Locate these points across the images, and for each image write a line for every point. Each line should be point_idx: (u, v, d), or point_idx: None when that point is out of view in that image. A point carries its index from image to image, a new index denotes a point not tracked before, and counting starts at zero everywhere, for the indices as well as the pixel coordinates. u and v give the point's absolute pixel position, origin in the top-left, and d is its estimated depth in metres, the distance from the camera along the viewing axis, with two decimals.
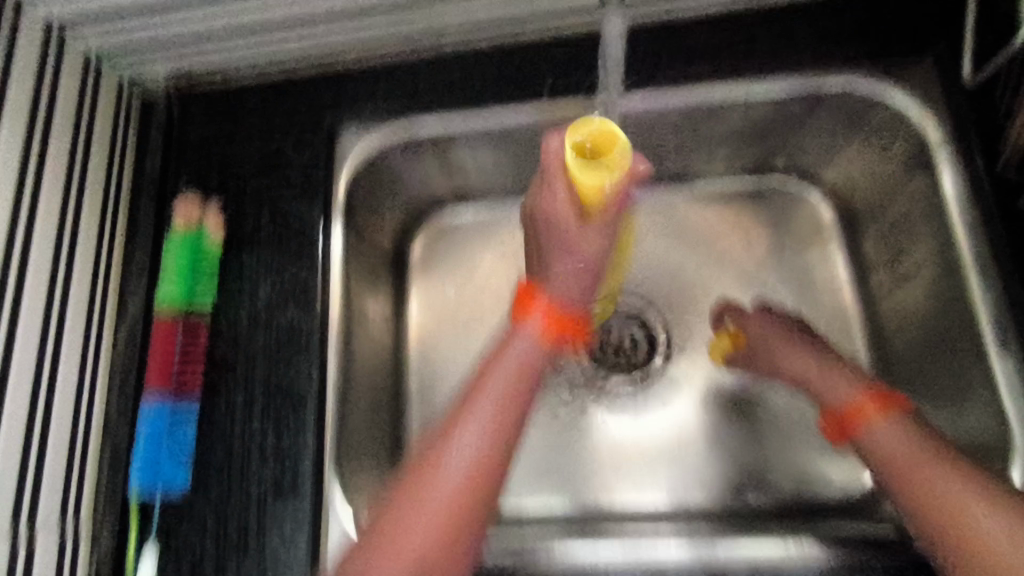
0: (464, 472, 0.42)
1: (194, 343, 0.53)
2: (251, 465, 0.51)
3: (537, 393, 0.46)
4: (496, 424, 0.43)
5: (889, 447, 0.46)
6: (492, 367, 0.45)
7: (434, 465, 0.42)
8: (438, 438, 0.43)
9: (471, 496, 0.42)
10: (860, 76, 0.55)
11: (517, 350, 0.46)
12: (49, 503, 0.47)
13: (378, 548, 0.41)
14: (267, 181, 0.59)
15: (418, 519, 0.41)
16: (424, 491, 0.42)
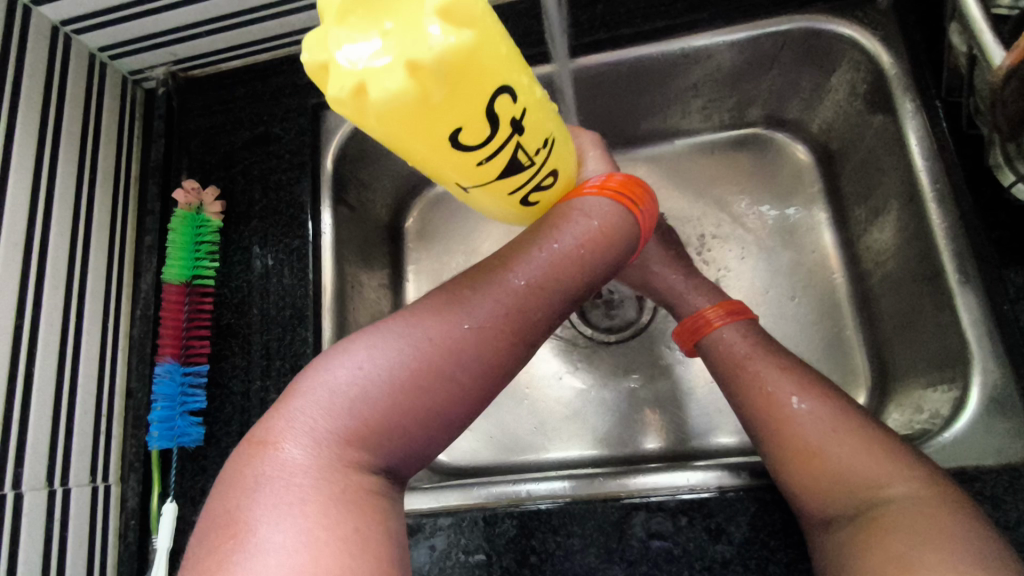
0: (462, 340, 0.37)
1: (201, 310, 0.58)
2: (256, 418, 0.55)
3: (573, 278, 0.40)
4: (518, 298, 0.38)
5: (731, 354, 0.49)
6: (527, 244, 0.40)
7: (438, 321, 0.38)
8: (451, 298, 0.39)
9: (466, 370, 0.37)
10: (817, 16, 0.56)
11: (588, 217, 0.40)
12: (81, 455, 0.53)
13: (328, 410, 0.35)
14: (260, 160, 0.63)
15: (392, 381, 0.36)
16: (418, 347, 0.37)
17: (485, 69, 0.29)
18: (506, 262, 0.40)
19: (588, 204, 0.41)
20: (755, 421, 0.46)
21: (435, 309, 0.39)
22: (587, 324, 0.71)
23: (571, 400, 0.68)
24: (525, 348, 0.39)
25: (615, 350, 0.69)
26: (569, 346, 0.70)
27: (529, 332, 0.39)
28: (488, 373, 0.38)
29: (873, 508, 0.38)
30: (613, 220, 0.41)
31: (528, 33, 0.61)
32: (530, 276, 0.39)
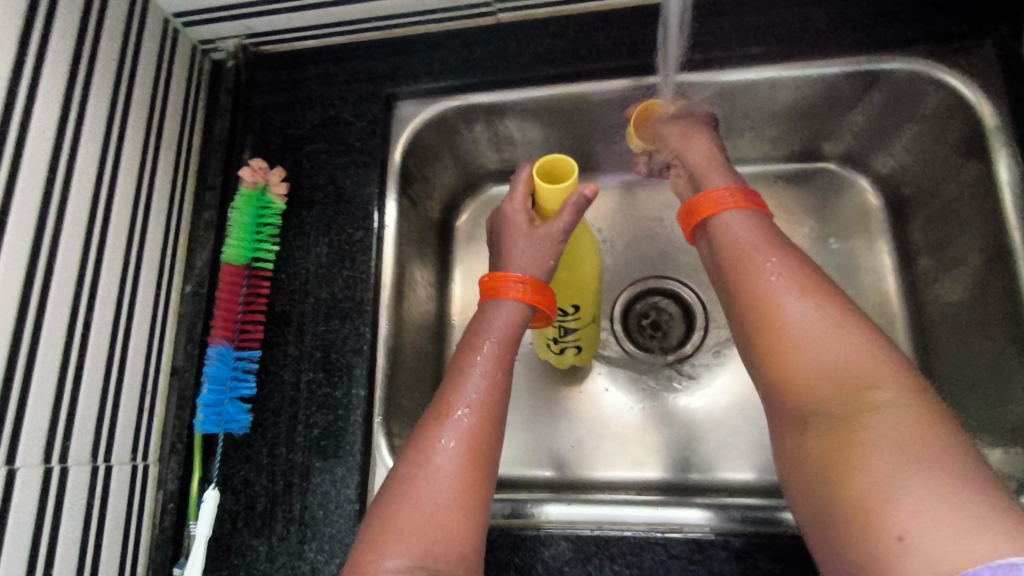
0: (455, 453, 0.41)
1: (257, 294, 0.57)
2: (305, 410, 0.54)
3: (510, 374, 0.47)
4: (479, 406, 0.44)
5: (731, 243, 0.46)
6: (463, 377, 0.45)
7: (422, 457, 0.41)
8: (422, 442, 0.42)
9: (470, 473, 0.41)
10: (916, 59, 0.55)
11: (494, 319, 0.48)
12: (124, 433, 0.51)
13: (387, 551, 0.38)
14: (326, 145, 0.62)
15: (415, 518, 0.39)
16: (416, 475, 0.40)
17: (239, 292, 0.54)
18: (453, 390, 0.45)
19: (497, 313, 0.48)
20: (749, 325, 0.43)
21: (416, 454, 0.42)
22: (635, 343, 0.70)
23: (604, 420, 0.67)
24: (504, 421, 0.45)
25: (663, 374, 0.68)
26: (616, 364, 0.69)
27: (502, 416, 0.45)
28: (485, 457, 0.42)
29: (860, 414, 0.36)
30: (518, 318, 0.49)
31: (616, 44, 0.59)
32: (480, 384, 0.45)
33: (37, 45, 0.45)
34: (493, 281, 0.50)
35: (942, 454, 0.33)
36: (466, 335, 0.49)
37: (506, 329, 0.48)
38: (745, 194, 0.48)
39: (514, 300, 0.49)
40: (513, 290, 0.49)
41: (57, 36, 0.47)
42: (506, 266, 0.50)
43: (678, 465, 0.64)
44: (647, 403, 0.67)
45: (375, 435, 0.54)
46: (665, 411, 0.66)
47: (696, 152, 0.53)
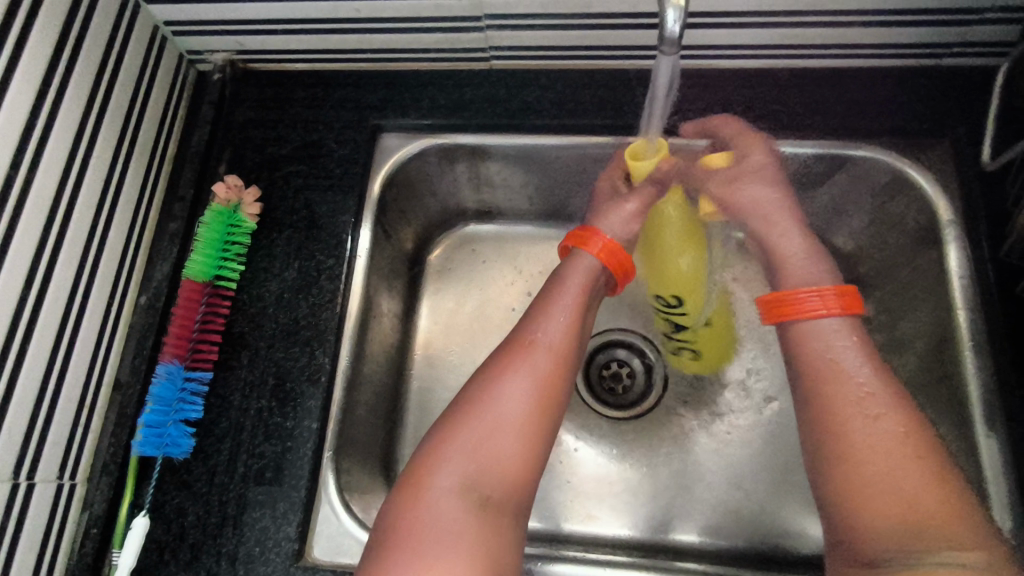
0: (521, 396, 0.45)
1: (216, 313, 0.55)
2: (252, 439, 0.52)
3: (584, 323, 0.51)
4: (553, 358, 0.47)
5: (829, 358, 0.44)
6: (539, 327, 0.48)
7: (490, 389, 0.45)
8: (492, 376, 0.46)
9: (535, 413, 0.44)
10: (880, 150, 0.58)
11: (569, 277, 0.51)
12: (54, 448, 0.48)
13: (443, 467, 0.42)
14: (306, 169, 0.61)
15: (480, 442, 0.43)
16: (484, 406, 0.44)
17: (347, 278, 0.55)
18: (525, 339, 0.48)
19: (568, 274, 0.52)
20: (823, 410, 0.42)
21: (490, 380, 0.45)
22: (595, 395, 0.70)
23: (558, 469, 0.66)
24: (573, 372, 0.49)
25: (619, 428, 0.68)
26: (574, 414, 0.69)
27: (571, 364, 0.48)
28: (553, 400, 0.46)
29: (901, 463, 0.39)
30: (589, 276, 0.52)
31: (602, 103, 0.61)
32: (558, 330, 0.48)
33: (15, 39, 0.44)
34: (583, 237, 0.53)
35: (972, 535, 0.37)
36: (544, 287, 0.52)
37: (584, 283, 0.51)
38: (843, 294, 0.46)
39: (586, 257, 0.52)
40: (597, 248, 0.52)
41: (39, 32, 0.46)
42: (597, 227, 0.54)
43: (627, 522, 0.64)
44: (602, 456, 0.67)
45: (322, 470, 0.52)
46: (620, 467, 0.66)
47: (759, 194, 0.51)
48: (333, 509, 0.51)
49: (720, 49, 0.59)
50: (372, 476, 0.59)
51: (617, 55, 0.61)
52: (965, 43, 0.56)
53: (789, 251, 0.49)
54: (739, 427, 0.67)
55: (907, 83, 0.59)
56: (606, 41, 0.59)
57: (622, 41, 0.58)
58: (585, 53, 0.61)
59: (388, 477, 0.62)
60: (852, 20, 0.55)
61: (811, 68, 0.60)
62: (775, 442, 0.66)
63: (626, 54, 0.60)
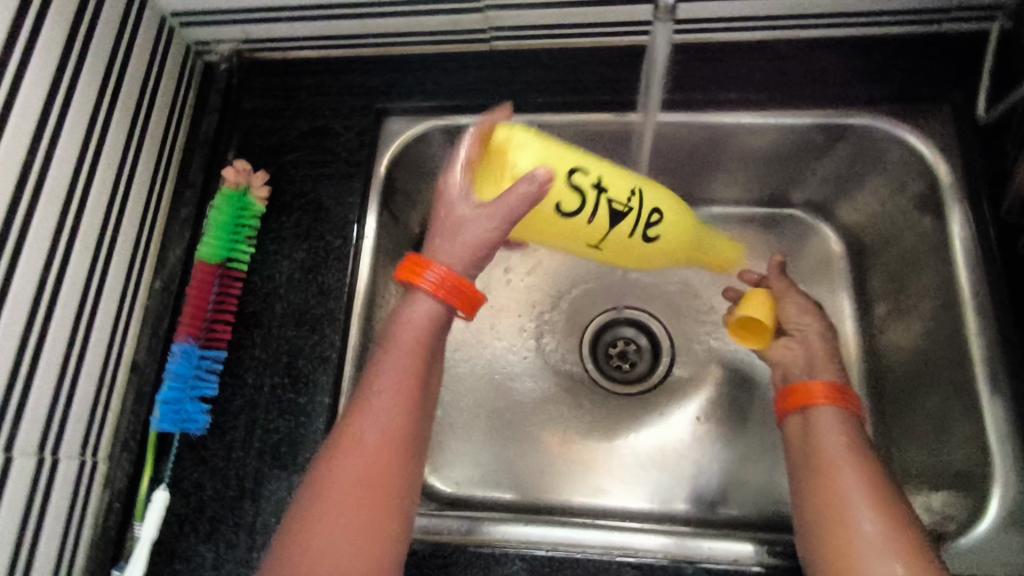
0: (350, 485, 0.41)
1: (228, 293, 0.56)
2: (267, 415, 0.53)
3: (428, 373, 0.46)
4: (382, 430, 0.43)
5: (831, 441, 0.49)
6: (369, 395, 0.44)
7: (321, 484, 0.42)
8: (323, 466, 0.42)
9: (366, 504, 0.41)
10: (878, 116, 0.59)
11: (411, 319, 0.46)
12: (76, 425, 0.50)
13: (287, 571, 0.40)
14: (312, 154, 0.62)
15: (314, 542, 0.40)
16: (315, 505, 0.41)
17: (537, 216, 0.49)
18: (355, 414, 0.44)
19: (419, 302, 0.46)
20: (812, 501, 0.47)
21: (319, 472, 0.42)
22: (602, 373, 0.71)
23: (564, 445, 0.67)
24: (416, 438, 0.44)
25: (626, 403, 0.69)
26: (581, 390, 0.69)
27: (412, 429, 0.44)
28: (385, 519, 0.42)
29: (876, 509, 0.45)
30: (434, 318, 0.46)
31: (602, 80, 0.62)
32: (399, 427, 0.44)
33: (30, 28, 0.45)
34: (412, 265, 0.46)
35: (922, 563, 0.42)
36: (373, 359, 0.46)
37: (423, 334, 0.46)
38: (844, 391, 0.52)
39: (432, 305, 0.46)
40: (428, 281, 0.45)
41: (51, 22, 0.47)
42: (437, 251, 0.46)
43: (637, 494, 0.64)
44: (609, 431, 0.68)
45: None
46: (627, 441, 0.67)
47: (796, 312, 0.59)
48: None
49: (718, 22, 0.60)
50: None
51: (616, 31, 0.61)
52: (961, 7, 0.56)
53: (800, 349, 0.57)
54: (745, 398, 0.67)
55: (906, 50, 0.59)
56: (605, 17, 0.59)
57: (621, 16, 0.59)
58: (584, 31, 0.61)
59: None
60: None
61: (809, 39, 0.61)
62: None
63: (625, 29, 0.61)
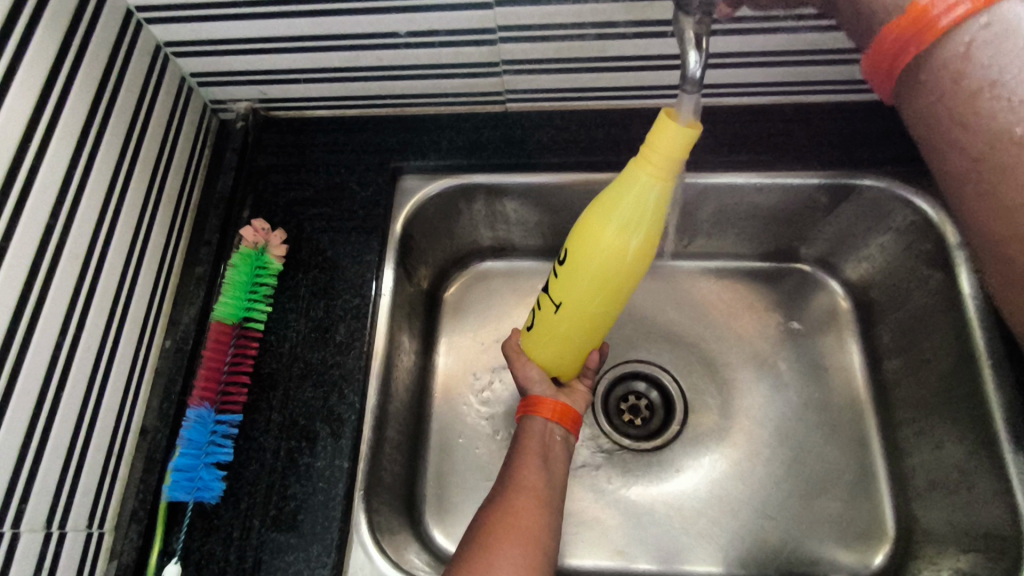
0: (516, 548, 0.44)
1: (245, 354, 0.55)
2: (283, 480, 0.51)
3: (560, 493, 0.50)
4: (532, 504, 0.47)
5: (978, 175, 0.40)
6: (510, 489, 0.48)
7: (485, 542, 0.44)
8: (481, 530, 0.46)
9: (527, 557, 0.44)
10: (884, 179, 0.61)
11: (542, 461, 0.50)
12: (84, 496, 0.47)
13: None
14: (329, 210, 0.62)
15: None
16: (484, 555, 0.44)
17: (588, 266, 0.50)
18: (499, 499, 0.48)
19: (529, 442, 0.52)
20: (948, 125, 0.40)
21: (485, 534, 0.45)
22: (616, 429, 0.70)
23: (584, 506, 0.65)
24: (557, 521, 0.48)
25: (643, 460, 0.67)
26: (596, 446, 0.68)
27: (554, 521, 0.47)
28: (549, 549, 0.46)
29: None
30: (549, 435, 0.52)
31: (616, 140, 0.63)
32: (535, 483, 0.49)
33: (58, 92, 0.45)
34: (526, 402, 0.54)
35: None
36: (504, 472, 0.50)
37: (547, 479, 0.49)
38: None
39: (541, 421, 0.53)
40: (546, 409, 0.53)
41: (78, 86, 0.47)
42: (536, 388, 0.55)
43: (657, 555, 0.63)
44: (628, 489, 0.66)
45: (354, 510, 0.51)
46: (645, 498, 0.65)
47: None
48: (366, 552, 0.50)
49: (727, 87, 0.62)
50: (399, 517, 0.59)
51: (629, 96, 0.63)
52: None
53: None
54: (762, 452, 0.67)
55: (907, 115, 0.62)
56: (620, 82, 0.61)
57: (635, 82, 0.61)
58: (598, 94, 0.63)
59: (413, 516, 0.62)
60: (852, 58, 0.58)
61: (813, 103, 0.64)
62: (796, 465, 0.66)
63: (638, 93, 0.63)
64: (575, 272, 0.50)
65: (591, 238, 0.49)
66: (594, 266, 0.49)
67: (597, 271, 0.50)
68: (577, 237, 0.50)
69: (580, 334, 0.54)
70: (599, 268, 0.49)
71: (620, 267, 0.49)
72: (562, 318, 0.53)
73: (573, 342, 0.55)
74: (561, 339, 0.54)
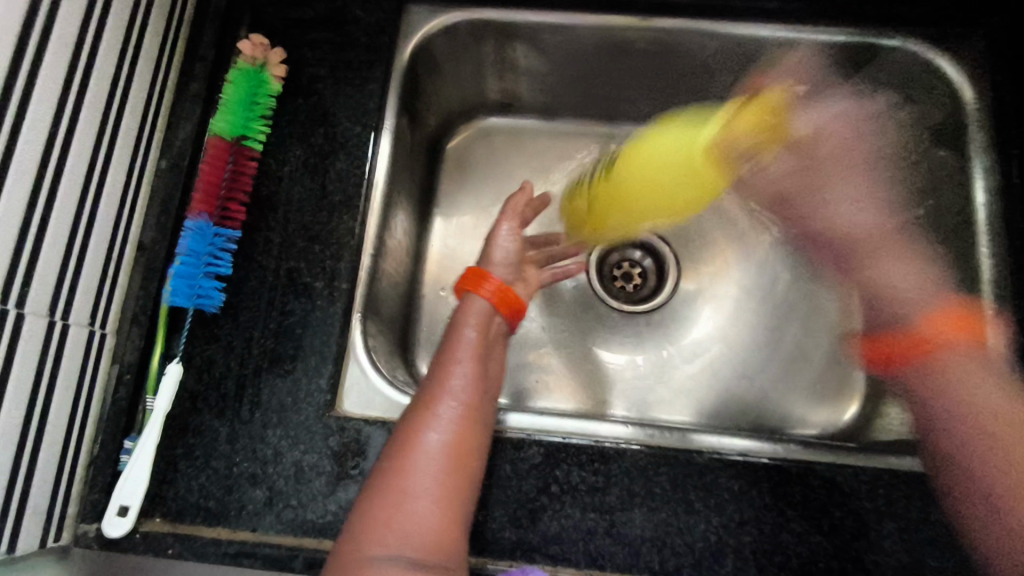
0: (439, 456, 0.41)
1: (242, 173, 0.54)
2: (284, 298, 0.52)
3: (489, 389, 0.46)
4: (462, 408, 0.43)
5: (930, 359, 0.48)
6: (436, 395, 0.43)
7: (407, 455, 0.41)
8: (404, 441, 0.41)
9: (454, 469, 0.41)
10: (913, 41, 0.59)
11: (469, 363, 0.45)
12: (86, 293, 0.47)
13: (381, 535, 0.38)
14: (332, 36, 0.60)
15: (403, 509, 0.39)
16: (402, 474, 0.40)
17: (656, 155, 0.52)
18: (423, 407, 0.43)
19: (463, 335, 0.47)
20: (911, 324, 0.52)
21: (405, 447, 0.41)
22: (608, 291, 0.71)
23: (565, 361, 0.67)
24: (486, 423, 0.45)
25: (631, 317, 0.69)
26: (585, 301, 0.70)
27: (484, 422, 0.44)
28: (478, 457, 0.43)
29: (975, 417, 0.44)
30: (481, 328, 0.48)
31: None
32: (462, 388, 0.44)
33: None
34: (471, 278, 0.51)
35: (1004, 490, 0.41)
36: (427, 377, 0.45)
37: (477, 378, 0.45)
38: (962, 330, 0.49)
39: (482, 304, 0.49)
40: (487, 292, 0.50)
41: None
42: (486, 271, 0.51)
43: (636, 397, 0.66)
44: (611, 338, 0.69)
45: (352, 330, 0.52)
46: (625, 345, 0.68)
47: None
48: (361, 370, 0.52)
49: None
50: (392, 350, 0.61)
51: None
52: None
53: None
54: (743, 313, 0.69)
55: None
56: None
57: None
58: None
59: (405, 354, 0.63)
60: None
61: None
62: (773, 326, 0.68)
63: None
64: (653, 161, 0.52)
65: (653, 139, 0.53)
66: (653, 163, 0.52)
67: (660, 163, 0.52)
68: (669, 133, 0.53)
69: (652, 216, 0.55)
70: (655, 169, 0.52)
71: (693, 171, 0.52)
72: (611, 190, 0.55)
73: (640, 218, 0.55)
74: (628, 203, 0.54)
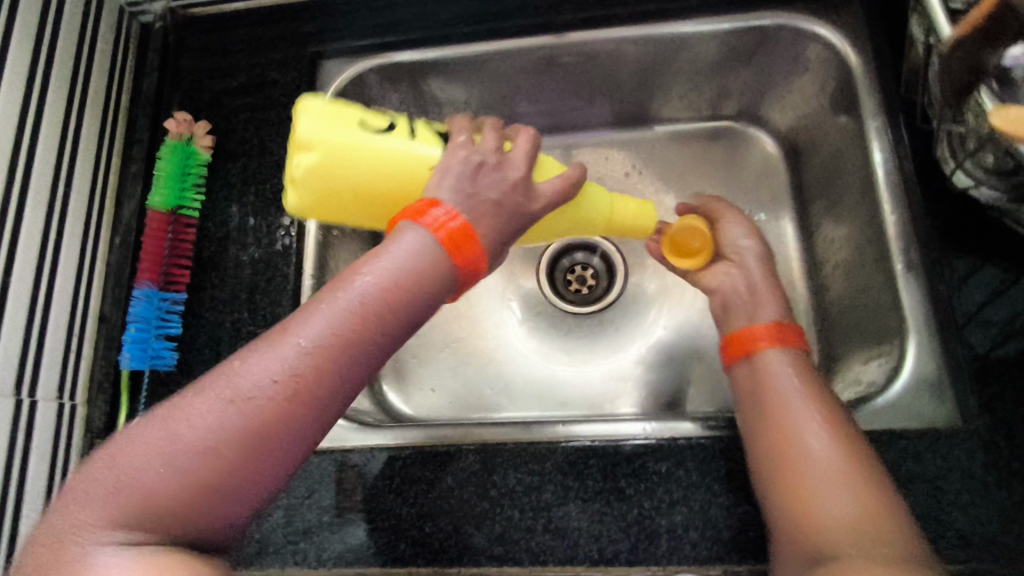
0: (247, 407, 0.33)
1: (183, 240, 0.59)
2: (232, 349, 0.56)
3: (372, 339, 0.36)
4: (299, 362, 0.34)
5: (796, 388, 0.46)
6: (297, 325, 0.35)
7: (235, 374, 0.34)
8: (237, 363, 0.35)
9: (251, 437, 0.33)
10: (795, 16, 0.61)
11: (356, 288, 0.36)
12: (50, 370, 0.53)
13: (140, 452, 0.33)
14: (254, 101, 0.64)
15: (178, 436, 0.33)
16: (203, 396, 0.34)
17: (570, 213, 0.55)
18: (273, 338, 0.35)
19: (394, 247, 0.37)
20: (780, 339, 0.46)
21: (238, 364, 0.35)
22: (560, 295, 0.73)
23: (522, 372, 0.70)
24: (331, 402, 0.35)
25: (585, 321, 0.72)
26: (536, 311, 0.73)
27: (330, 392, 0.34)
28: (290, 441, 0.34)
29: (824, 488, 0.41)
30: (428, 265, 0.37)
31: (528, 5, 0.65)
32: (322, 336, 0.34)
33: None
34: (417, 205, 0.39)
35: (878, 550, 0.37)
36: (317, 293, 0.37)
37: (355, 316, 0.35)
38: (780, 330, 0.49)
39: (417, 240, 0.37)
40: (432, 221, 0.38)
41: None
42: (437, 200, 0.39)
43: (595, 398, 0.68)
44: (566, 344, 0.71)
45: None
46: (581, 349, 0.71)
47: None
48: None
49: None
50: None
51: None
52: None
53: None
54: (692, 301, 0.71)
55: None
56: None
57: None
58: None
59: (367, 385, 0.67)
60: None
61: None
62: None
63: None
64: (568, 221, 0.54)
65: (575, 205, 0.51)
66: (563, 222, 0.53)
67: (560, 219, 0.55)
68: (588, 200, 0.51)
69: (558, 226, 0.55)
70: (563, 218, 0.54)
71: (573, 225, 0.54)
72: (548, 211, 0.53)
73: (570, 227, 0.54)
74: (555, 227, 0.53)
